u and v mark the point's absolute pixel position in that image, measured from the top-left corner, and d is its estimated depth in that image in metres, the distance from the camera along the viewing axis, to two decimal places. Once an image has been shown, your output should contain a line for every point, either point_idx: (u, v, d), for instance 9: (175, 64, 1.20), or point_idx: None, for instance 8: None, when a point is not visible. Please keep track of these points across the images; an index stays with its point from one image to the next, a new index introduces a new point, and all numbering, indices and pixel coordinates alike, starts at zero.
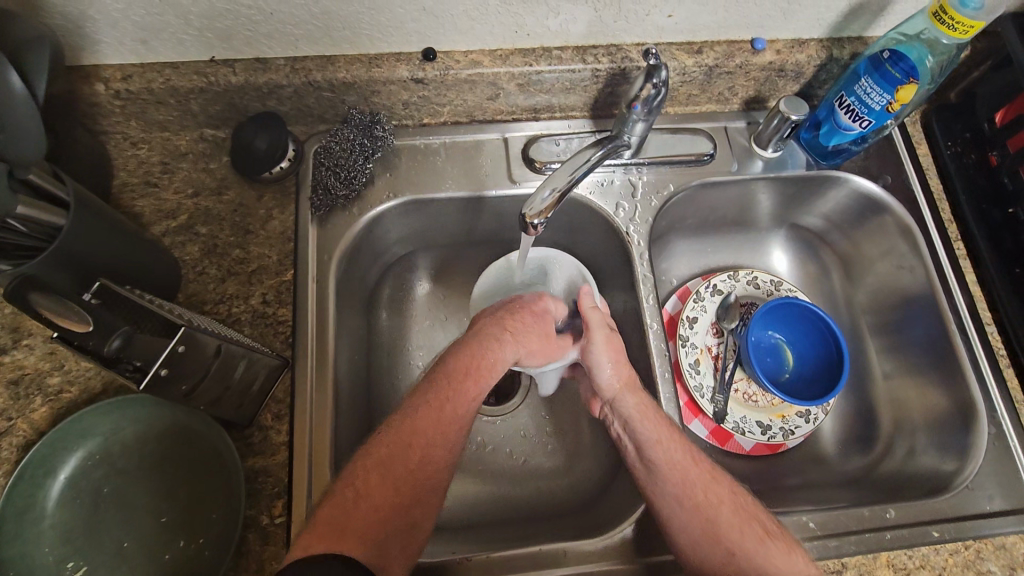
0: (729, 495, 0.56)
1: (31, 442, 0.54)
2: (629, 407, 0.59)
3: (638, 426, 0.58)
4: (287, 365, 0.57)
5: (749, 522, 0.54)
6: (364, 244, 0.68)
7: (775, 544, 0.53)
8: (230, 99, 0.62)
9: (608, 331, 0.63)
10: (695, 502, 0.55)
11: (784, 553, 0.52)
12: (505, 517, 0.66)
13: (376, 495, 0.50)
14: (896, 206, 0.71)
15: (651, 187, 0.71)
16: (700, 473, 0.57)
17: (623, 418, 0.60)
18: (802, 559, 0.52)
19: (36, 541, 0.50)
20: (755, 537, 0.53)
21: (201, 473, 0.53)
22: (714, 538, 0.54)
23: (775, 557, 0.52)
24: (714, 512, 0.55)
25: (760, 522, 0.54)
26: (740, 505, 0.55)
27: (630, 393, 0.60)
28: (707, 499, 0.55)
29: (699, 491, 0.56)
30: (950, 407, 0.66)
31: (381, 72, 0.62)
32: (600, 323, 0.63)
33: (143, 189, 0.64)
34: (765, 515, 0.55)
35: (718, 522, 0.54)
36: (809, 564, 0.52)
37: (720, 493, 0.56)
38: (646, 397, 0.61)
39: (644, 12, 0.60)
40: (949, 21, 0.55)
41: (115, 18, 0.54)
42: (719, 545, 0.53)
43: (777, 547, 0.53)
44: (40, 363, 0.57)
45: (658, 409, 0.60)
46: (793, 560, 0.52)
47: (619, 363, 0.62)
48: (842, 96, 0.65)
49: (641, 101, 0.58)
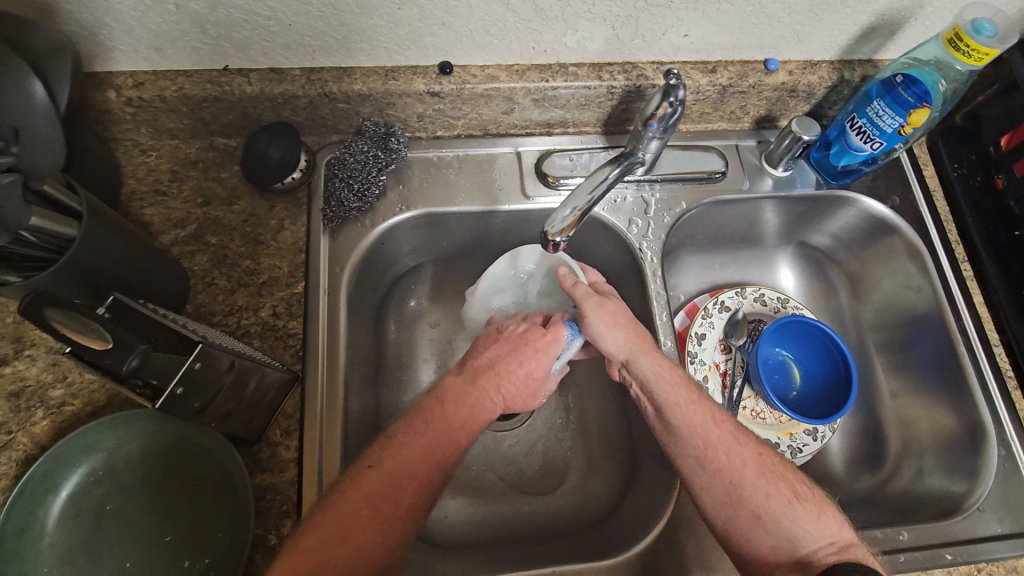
0: (753, 455, 0.55)
1: (32, 456, 0.53)
2: (644, 367, 0.59)
3: (656, 388, 0.58)
4: (297, 379, 0.56)
5: (777, 485, 0.54)
6: (375, 255, 0.67)
7: (804, 506, 0.53)
8: (243, 109, 0.61)
9: (599, 298, 0.61)
10: (718, 464, 0.54)
11: (814, 515, 0.52)
12: (514, 535, 0.65)
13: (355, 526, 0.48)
14: (905, 226, 0.72)
15: (663, 204, 0.71)
16: (722, 435, 0.56)
17: (639, 380, 0.59)
18: (832, 522, 0.52)
19: (36, 560, 0.48)
20: (783, 499, 0.53)
21: (208, 490, 0.52)
22: (739, 500, 0.53)
23: (800, 518, 0.52)
24: (739, 475, 0.54)
25: (787, 484, 0.54)
26: (765, 465, 0.55)
27: (643, 354, 0.59)
28: (730, 461, 0.54)
29: (722, 454, 0.55)
30: (958, 428, 0.66)
31: (398, 85, 0.61)
32: (587, 293, 0.61)
33: (152, 198, 0.63)
34: (793, 476, 0.55)
35: (743, 485, 0.53)
36: (839, 525, 0.52)
37: (743, 454, 0.55)
38: (657, 353, 0.60)
39: (660, 31, 0.60)
40: (964, 48, 0.56)
41: (131, 26, 0.53)
42: (744, 507, 0.53)
43: (806, 510, 0.53)
44: (43, 375, 0.56)
45: (674, 367, 0.59)
46: (824, 521, 0.52)
47: (621, 323, 0.60)
48: (854, 117, 0.65)
49: (657, 119, 0.58)
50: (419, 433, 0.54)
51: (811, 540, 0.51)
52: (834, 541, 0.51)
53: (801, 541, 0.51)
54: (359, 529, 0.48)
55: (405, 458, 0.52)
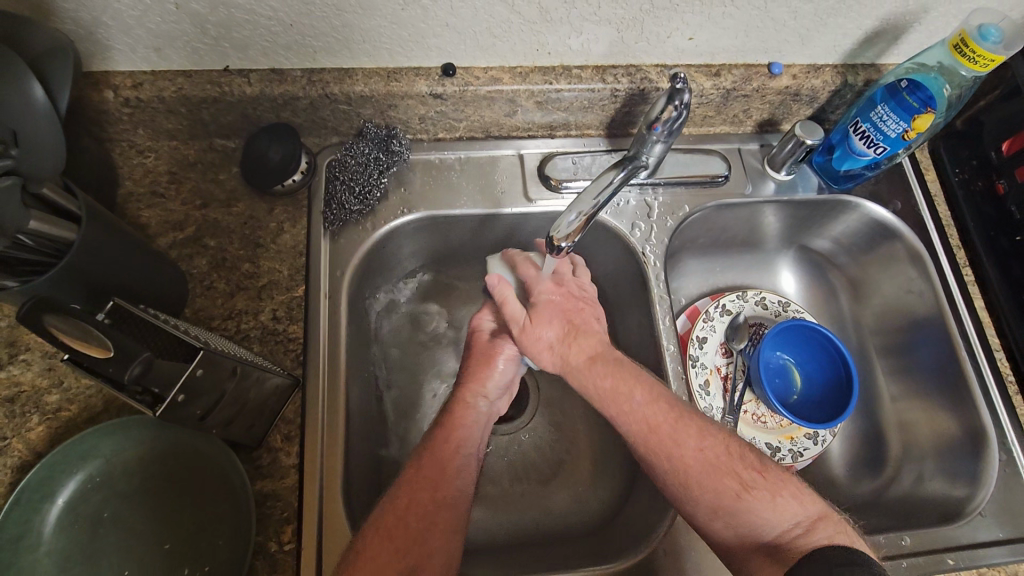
0: (694, 452, 0.54)
1: (27, 463, 0.52)
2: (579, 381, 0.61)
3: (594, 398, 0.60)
4: (298, 384, 0.55)
5: (726, 476, 0.53)
6: (376, 259, 0.67)
7: (754, 495, 0.52)
8: (243, 110, 0.61)
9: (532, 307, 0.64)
10: (662, 467, 0.55)
11: (769, 502, 0.52)
12: (516, 540, 0.65)
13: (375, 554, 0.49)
14: (906, 231, 0.72)
15: (666, 207, 0.70)
16: (660, 435, 0.56)
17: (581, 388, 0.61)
18: (789, 504, 0.52)
19: (31, 569, 0.47)
20: (733, 494, 0.53)
21: (208, 497, 0.51)
22: (693, 501, 0.53)
23: (756, 508, 0.52)
24: (686, 471, 0.54)
25: (736, 473, 0.53)
26: (711, 458, 0.54)
27: (574, 366, 0.61)
28: (674, 458, 0.55)
29: (663, 455, 0.55)
30: (959, 432, 0.66)
31: (400, 86, 0.61)
32: (518, 311, 0.63)
33: (149, 200, 0.62)
34: (739, 464, 0.54)
35: (691, 483, 0.53)
36: (799, 504, 0.52)
37: (682, 450, 0.55)
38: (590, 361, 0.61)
39: (665, 34, 0.60)
40: (969, 53, 0.56)
41: (129, 25, 0.52)
42: (699, 504, 0.53)
43: (758, 498, 0.52)
44: (38, 380, 0.55)
45: (604, 362, 0.60)
46: (780, 506, 0.52)
47: (555, 323, 0.63)
48: (858, 122, 0.65)
49: (662, 123, 0.57)
50: (430, 463, 0.56)
51: (769, 527, 0.51)
52: (796, 525, 0.51)
53: (762, 529, 0.51)
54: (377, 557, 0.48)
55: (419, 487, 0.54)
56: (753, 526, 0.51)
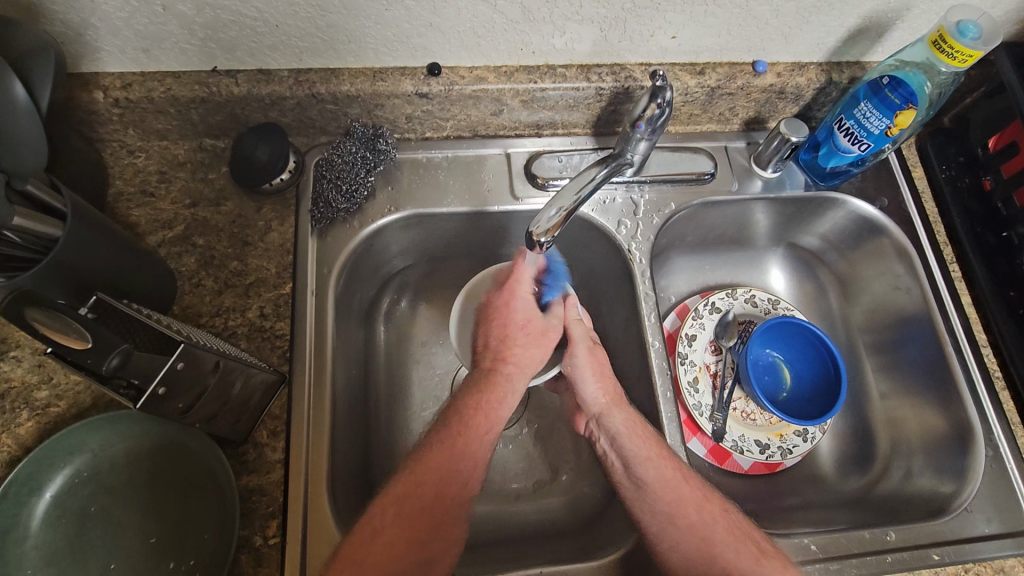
0: (722, 513, 0.56)
1: (16, 458, 0.52)
2: (617, 422, 0.60)
3: (627, 442, 0.58)
4: (284, 380, 0.56)
5: (744, 541, 0.54)
6: (364, 257, 0.67)
7: (770, 563, 0.52)
8: (231, 110, 0.62)
9: (590, 345, 0.63)
10: (689, 521, 0.55)
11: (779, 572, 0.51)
12: (502, 537, 0.65)
13: (391, 535, 0.49)
14: (893, 227, 0.72)
15: (652, 205, 0.71)
16: (694, 490, 0.56)
17: (611, 434, 0.60)
18: None
19: (19, 562, 0.48)
20: (751, 556, 0.53)
21: (194, 492, 0.52)
22: (710, 557, 0.53)
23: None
24: (710, 531, 0.54)
25: (754, 540, 0.54)
26: (734, 525, 0.55)
27: (617, 409, 0.60)
28: (701, 518, 0.55)
29: (692, 510, 0.55)
30: (947, 428, 0.66)
31: (385, 85, 0.61)
32: (583, 336, 0.63)
33: (140, 199, 0.63)
34: (759, 534, 0.55)
35: (713, 541, 0.54)
36: None
37: (714, 511, 0.55)
38: (631, 411, 0.61)
39: (648, 33, 0.61)
40: (948, 49, 0.56)
41: (117, 27, 0.53)
42: (715, 565, 0.53)
43: (774, 567, 0.52)
44: (28, 376, 0.55)
45: (647, 425, 0.60)
46: None
47: (604, 377, 0.62)
48: (842, 119, 0.65)
49: (645, 121, 0.57)
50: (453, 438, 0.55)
51: None
52: None
53: None
54: (391, 537, 0.49)
55: (436, 466, 0.53)
56: None
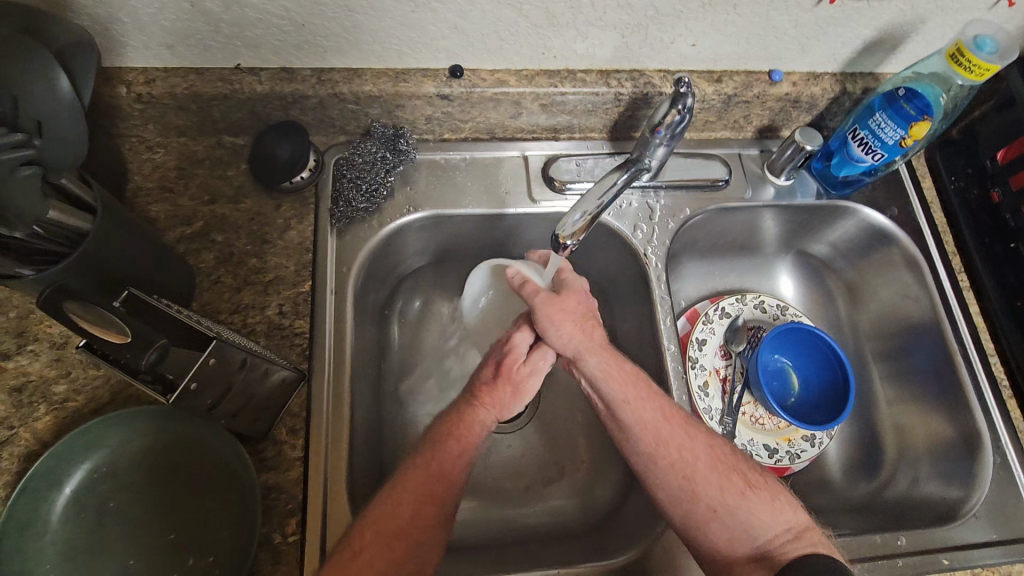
0: (705, 449, 0.56)
1: (34, 452, 0.52)
2: (592, 366, 0.59)
3: (605, 387, 0.58)
4: (304, 378, 0.56)
5: (729, 476, 0.55)
6: (381, 256, 0.67)
7: (756, 495, 0.54)
8: (253, 107, 0.62)
9: (546, 296, 0.60)
10: (670, 460, 0.55)
11: (766, 504, 0.54)
12: (515, 537, 0.66)
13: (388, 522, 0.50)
14: (903, 237, 0.73)
15: (667, 210, 0.72)
16: (674, 428, 0.56)
17: (589, 377, 0.59)
18: (784, 509, 0.54)
19: (38, 556, 0.47)
20: (735, 492, 0.54)
21: (214, 489, 0.52)
22: (694, 495, 0.54)
23: (756, 508, 0.54)
24: (693, 468, 0.55)
25: (739, 474, 0.55)
26: (719, 461, 0.56)
27: (590, 354, 0.59)
28: (683, 455, 0.55)
29: (674, 450, 0.55)
30: (954, 437, 0.67)
31: (407, 86, 0.62)
32: (535, 292, 0.60)
33: (158, 194, 0.63)
34: (741, 464, 0.56)
35: (696, 480, 0.54)
36: (791, 512, 0.54)
37: (694, 448, 0.56)
38: (607, 351, 0.60)
39: (669, 40, 0.61)
40: (965, 63, 0.57)
41: (143, 23, 0.53)
42: (699, 503, 0.54)
43: (756, 499, 0.54)
44: (46, 370, 0.55)
45: (622, 362, 0.59)
46: (777, 510, 0.54)
47: (570, 326, 0.59)
48: (856, 129, 0.66)
49: (665, 126, 0.58)
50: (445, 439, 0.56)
51: (766, 529, 0.53)
52: (792, 528, 0.53)
53: (757, 531, 0.53)
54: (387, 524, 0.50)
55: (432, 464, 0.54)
56: (748, 526, 0.53)
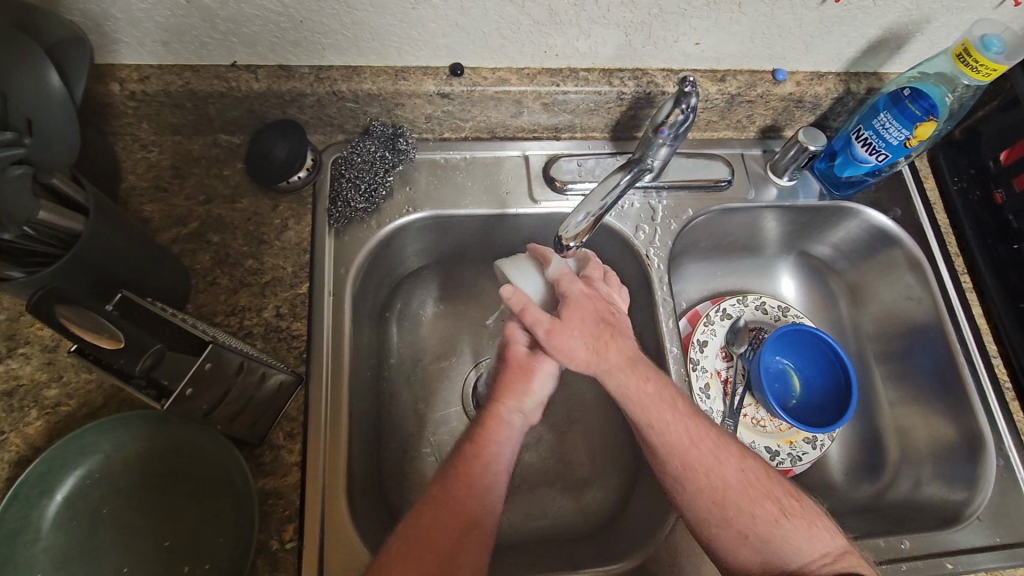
0: (737, 474, 0.54)
1: (24, 458, 0.51)
2: (611, 386, 0.57)
3: (628, 407, 0.56)
4: (302, 381, 0.55)
5: (765, 502, 0.54)
6: (380, 257, 0.66)
7: (793, 522, 0.53)
8: (249, 105, 0.60)
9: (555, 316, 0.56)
10: (700, 485, 0.54)
11: (804, 531, 0.53)
12: (516, 541, 0.65)
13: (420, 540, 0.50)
14: (905, 238, 0.73)
15: (669, 211, 0.71)
16: (702, 452, 0.55)
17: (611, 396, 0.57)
18: (823, 534, 0.53)
19: (29, 565, 0.46)
20: (772, 518, 0.53)
21: (210, 496, 0.51)
22: (727, 520, 0.53)
23: (794, 536, 0.52)
24: (725, 493, 0.54)
25: (775, 500, 0.54)
26: (753, 485, 0.54)
27: (611, 373, 0.56)
28: (714, 480, 0.54)
29: (705, 474, 0.54)
30: (957, 439, 0.67)
31: (407, 85, 0.61)
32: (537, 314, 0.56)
33: (153, 194, 0.62)
34: (778, 488, 0.55)
35: (728, 505, 0.53)
36: (830, 536, 0.53)
37: (726, 472, 0.54)
38: (631, 370, 0.56)
39: (672, 39, 0.60)
40: (972, 63, 0.57)
41: (137, 18, 0.52)
42: (729, 527, 0.53)
43: (795, 526, 0.53)
44: (37, 374, 0.54)
45: (648, 381, 0.56)
46: (816, 535, 0.53)
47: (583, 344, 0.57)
48: (860, 129, 0.66)
49: (668, 126, 0.56)
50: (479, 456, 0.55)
51: (804, 556, 0.52)
52: (830, 554, 0.52)
53: (794, 558, 0.52)
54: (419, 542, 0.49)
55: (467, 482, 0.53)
56: (784, 552, 0.52)
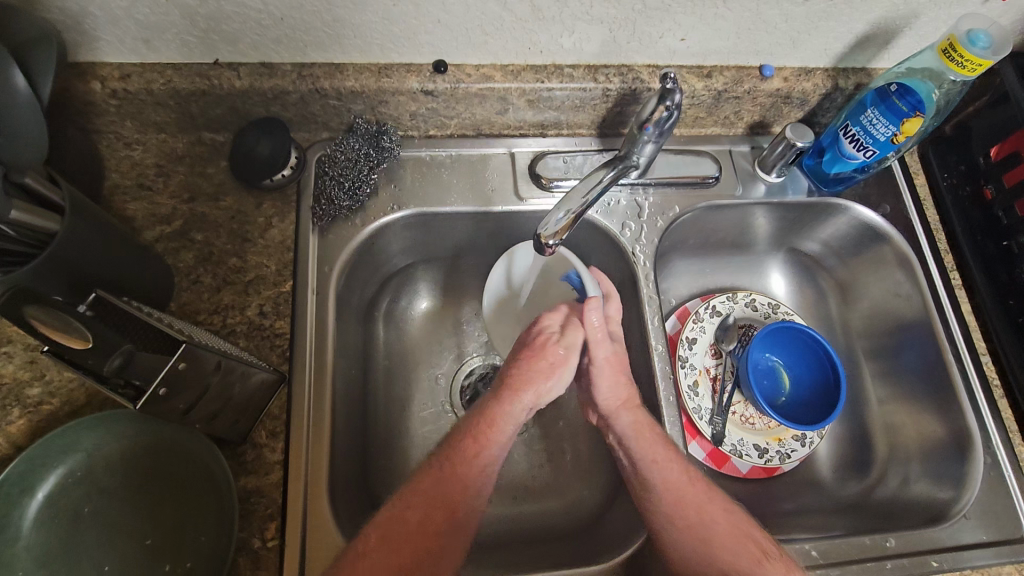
0: (721, 513, 0.56)
1: (7, 457, 0.51)
2: (624, 425, 0.60)
3: (633, 445, 0.58)
4: (285, 379, 0.55)
5: (744, 543, 0.54)
6: (365, 255, 0.66)
7: (773, 565, 0.53)
8: (232, 103, 0.60)
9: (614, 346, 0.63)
10: (687, 522, 0.55)
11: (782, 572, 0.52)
12: (501, 539, 0.65)
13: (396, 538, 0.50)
14: (894, 235, 0.72)
15: (657, 208, 0.71)
16: (692, 492, 0.56)
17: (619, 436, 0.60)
18: None
19: (10, 564, 0.46)
20: (752, 558, 0.53)
21: (192, 494, 0.51)
22: (709, 557, 0.54)
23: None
24: (707, 530, 0.55)
25: (755, 542, 0.54)
26: (733, 524, 0.55)
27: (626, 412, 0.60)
28: (699, 517, 0.55)
29: (692, 512, 0.55)
30: (946, 437, 0.66)
31: (390, 82, 0.60)
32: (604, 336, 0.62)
33: (136, 192, 0.62)
34: (760, 533, 0.56)
35: (711, 541, 0.54)
36: None
37: (711, 509, 0.56)
38: (642, 413, 0.60)
39: (657, 34, 0.60)
40: (958, 57, 0.56)
41: (117, 16, 0.52)
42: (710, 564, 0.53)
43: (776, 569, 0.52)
44: (20, 372, 0.54)
45: (655, 425, 0.60)
46: None
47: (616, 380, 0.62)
48: (847, 125, 0.65)
49: (653, 122, 0.56)
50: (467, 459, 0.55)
51: None
52: None
53: None
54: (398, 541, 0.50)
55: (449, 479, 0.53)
56: None
